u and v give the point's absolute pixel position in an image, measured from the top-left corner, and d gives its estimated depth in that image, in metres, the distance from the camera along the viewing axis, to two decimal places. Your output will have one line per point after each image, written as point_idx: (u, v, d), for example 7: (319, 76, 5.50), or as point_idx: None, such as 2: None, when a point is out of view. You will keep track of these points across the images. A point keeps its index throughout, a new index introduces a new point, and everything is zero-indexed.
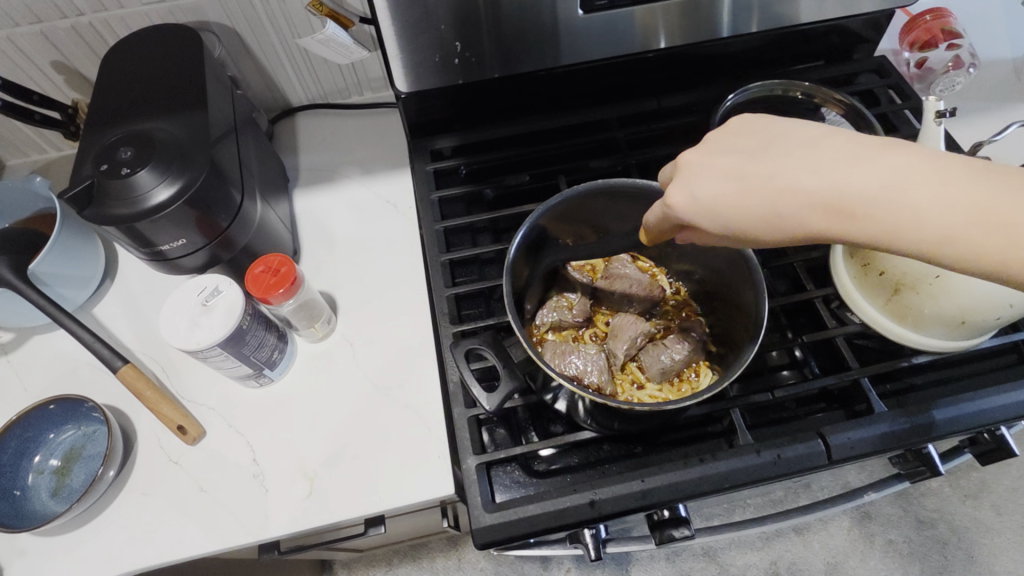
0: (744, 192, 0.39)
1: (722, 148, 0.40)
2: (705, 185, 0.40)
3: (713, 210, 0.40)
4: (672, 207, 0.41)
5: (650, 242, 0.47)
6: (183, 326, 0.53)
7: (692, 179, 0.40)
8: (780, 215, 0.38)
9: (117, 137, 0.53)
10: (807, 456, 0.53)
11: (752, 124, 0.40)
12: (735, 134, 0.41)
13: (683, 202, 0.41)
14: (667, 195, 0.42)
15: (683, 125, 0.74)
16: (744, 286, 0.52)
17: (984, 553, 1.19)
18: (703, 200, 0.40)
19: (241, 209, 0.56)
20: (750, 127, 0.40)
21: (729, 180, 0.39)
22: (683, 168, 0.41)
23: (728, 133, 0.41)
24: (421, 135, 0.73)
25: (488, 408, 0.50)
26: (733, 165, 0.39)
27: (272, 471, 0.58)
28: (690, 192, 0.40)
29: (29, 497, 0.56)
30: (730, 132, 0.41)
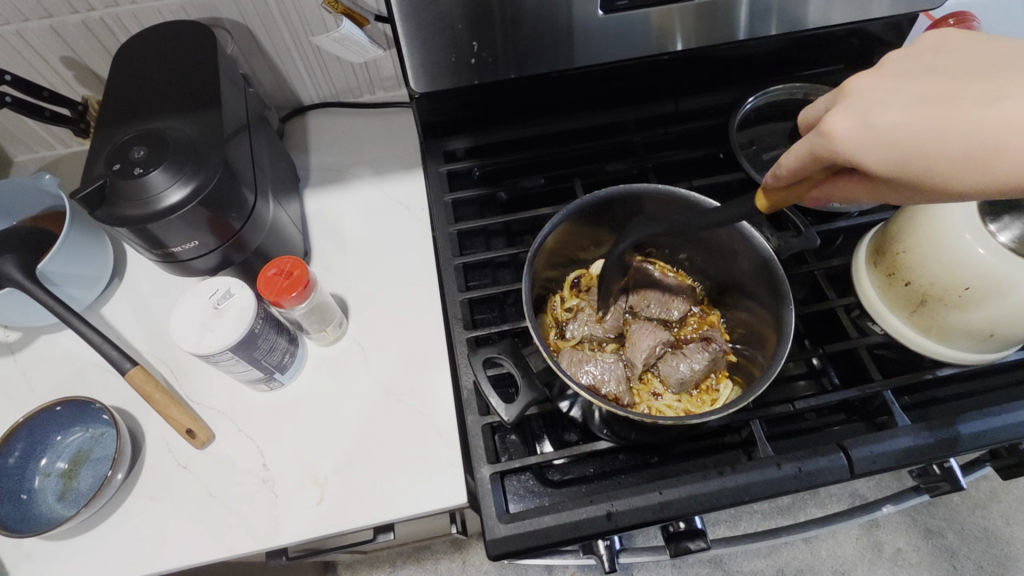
0: (938, 110, 0.33)
1: (915, 76, 0.36)
2: (883, 108, 0.35)
3: (892, 136, 0.34)
4: (829, 134, 0.37)
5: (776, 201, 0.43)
6: (194, 329, 0.52)
7: (869, 105, 0.36)
8: (979, 136, 0.31)
9: (129, 136, 0.52)
10: (828, 470, 0.51)
11: (965, 54, 0.35)
12: (926, 60, 0.37)
13: (847, 128, 0.36)
14: (827, 121, 0.37)
15: (700, 129, 0.73)
16: (768, 289, 0.52)
17: (994, 562, 1.17)
18: (878, 125, 0.35)
19: (254, 211, 0.55)
20: (962, 57, 0.35)
21: (921, 102, 0.34)
22: (853, 95, 0.37)
23: (922, 58, 0.37)
24: (434, 136, 0.72)
25: (504, 418, 0.49)
26: (923, 88, 0.35)
27: (282, 477, 0.57)
28: (862, 117, 0.36)
29: (35, 501, 0.55)
30: (917, 57, 0.37)
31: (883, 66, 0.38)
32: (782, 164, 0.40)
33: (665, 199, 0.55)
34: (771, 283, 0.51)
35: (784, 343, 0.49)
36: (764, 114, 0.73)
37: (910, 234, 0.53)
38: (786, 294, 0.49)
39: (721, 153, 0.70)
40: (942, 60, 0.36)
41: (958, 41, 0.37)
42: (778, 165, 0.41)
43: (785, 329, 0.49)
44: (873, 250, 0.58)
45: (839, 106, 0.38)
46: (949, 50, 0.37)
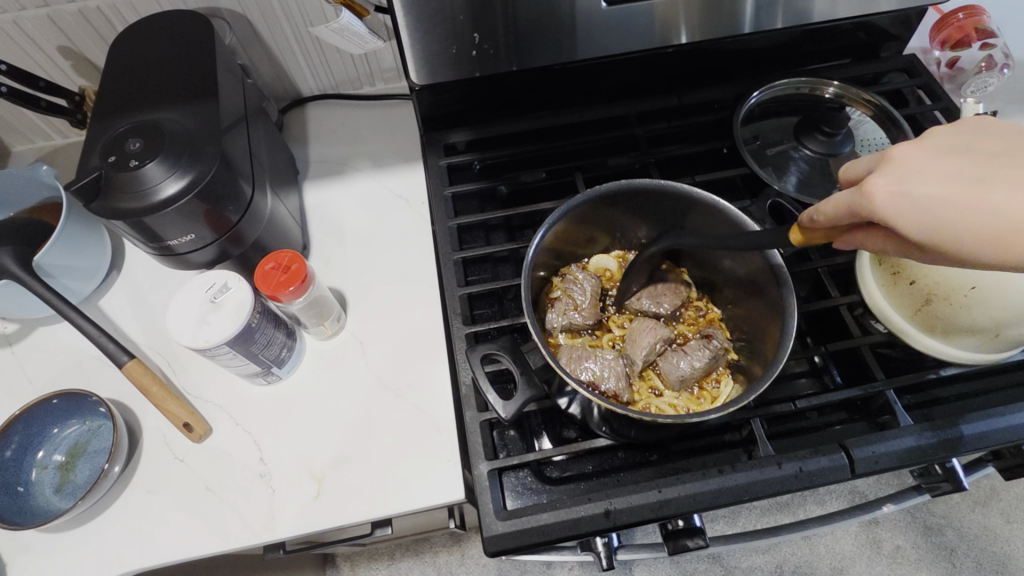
0: (973, 189, 0.34)
1: (950, 150, 0.36)
2: (924, 179, 0.35)
3: (927, 209, 0.35)
4: (867, 193, 0.36)
5: (805, 241, 0.42)
6: (191, 323, 0.52)
7: (909, 171, 0.36)
8: (1005, 218, 0.33)
9: (126, 128, 0.52)
10: (829, 470, 0.51)
11: (998, 136, 0.36)
12: (965, 136, 0.37)
13: (886, 192, 0.36)
14: (864, 182, 0.37)
15: (704, 123, 0.72)
16: (769, 286, 0.52)
17: (992, 561, 1.17)
18: (916, 194, 0.35)
19: (252, 203, 0.55)
20: (994, 139, 0.36)
21: (962, 178, 0.35)
22: (894, 160, 0.37)
23: (964, 134, 0.37)
24: (435, 129, 0.71)
25: (503, 416, 0.49)
26: (966, 164, 0.35)
27: (280, 471, 0.57)
28: (902, 184, 0.36)
29: (32, 493, 0.55)
30: (958, 133, 0.37)
31: (926, 137, 0.38)
32: (817, 213, 0.39)
33: (665, 195, 0.55)
34: (772, 280, 0.51)
35: (786, 340, 0.48)
36: (769, 109, 0.72)
37: None
38: (788, 290, 0.49)
39: (725, 148, 0.69)
40: (982, 140, 0.36)
41: (1001, 124, 0.37)
42: (812, 211, 0.40)
43: (787, 325, 0.49)
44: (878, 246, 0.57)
45: (879, 170, 0.37)
46: (993, 130, 0.37)
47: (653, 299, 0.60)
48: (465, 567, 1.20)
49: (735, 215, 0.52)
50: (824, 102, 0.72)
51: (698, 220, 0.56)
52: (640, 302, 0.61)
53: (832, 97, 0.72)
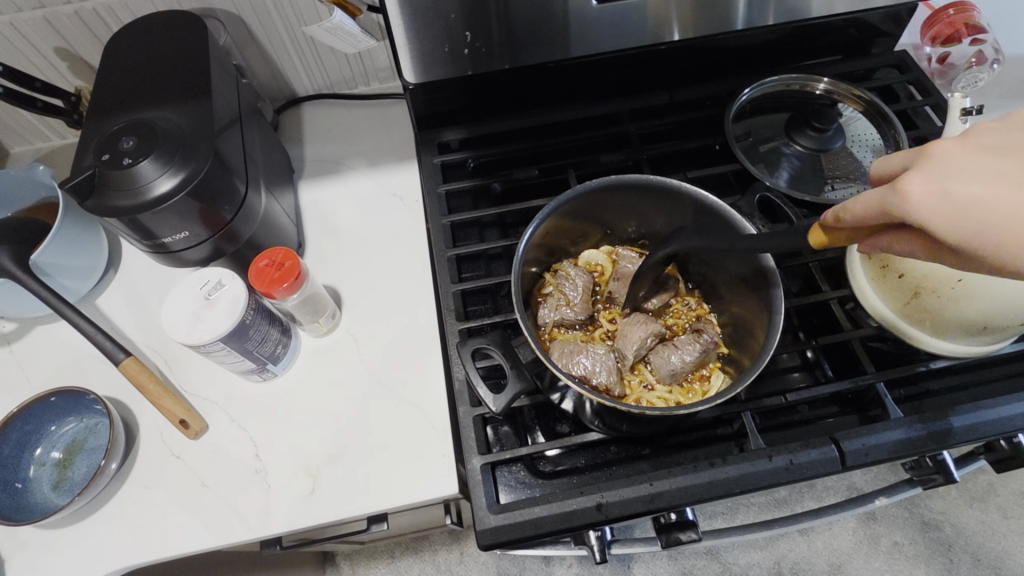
0: (1020, 194, 0.31)
1: (996, 150, 0.33)
2: (969, 180, 0.32)
3: (972, 211, 0.31)
4: (905, 192, 0.33)
5: (826, 238, 0.40)
6: (185, 319, 0.52)
7: (951, 170, 0.32)
8: None
9: (119, 126, 0.52)
10: (820, 462, 0.51)
11: None
12: (1011, 135, 0.34)
13: (926, 193, 0.32)
14: (902, 179, 0.34)
15: (696, 120, 0.72)
16: (758, 287, 0.52)
17: (990, 557, 1.17)
18: (959, 195, 0.32)
19: (246, 201, 0.55)
20: None
21: (1008, 182, 0.31)
22: (933, 157, 0.33)
23: (1009, 132, 0.34)
24: (429, 127, 0.72)
25: (494, 409, 0.49)
26: (1012, 166, 0.32)
27: (275, 467, 0.57)
28: (945, 185, 0.32)
29: (30, 489, 0.56)
30: (1004, 131, 0.34)
31: (969, 134, 0.34)
32: (846, 211, 0.37)
33: (657, 190, 0.55)
34: (762, 281, 0.51)
35: (773, 340, 0.49)
36: (760, 105, 0.72)
37: None
38: (777, 293, 0.49)
39: (717, 144, 0.70)
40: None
41: None
42: (842, 210, 0.37)
43: (774, 325, 0.49)
44: None
45: (918, 167, 0.34)
46: None
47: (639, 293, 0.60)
48: (464, 565, 1.21)
49: (724, 211, 0.52)
50: (815, 99, 0.72)
51: (689, 216, 0.56)
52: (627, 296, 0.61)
53: (823, 94, 0.72)
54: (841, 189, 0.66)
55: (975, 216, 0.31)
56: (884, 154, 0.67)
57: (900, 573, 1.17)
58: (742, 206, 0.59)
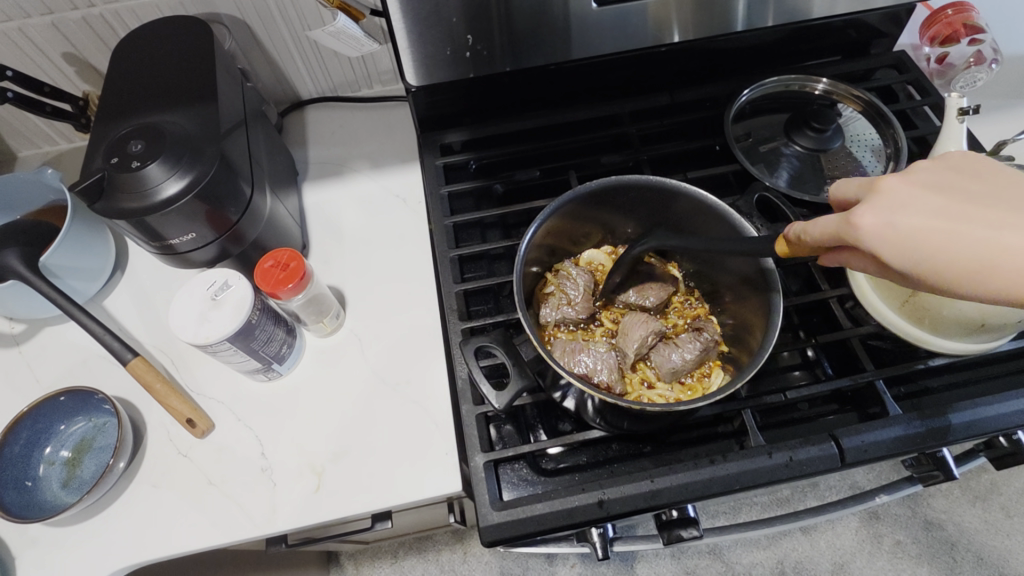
0: (952, 228, 0.33)
1: (937, 185, 0.35)
2: (910, 213, 0.34)
3: (911, 243, 0.34)
4: (852, 223, 0.35)
5: (788, 252, 0.41)
6: (193, 320, 0.53)
7: (895, 203, 0.35)
8: (982, 260, 0.32)
9: (128, 130, 0.53)
10: (819, 459, 0.52)
11: (983, 174, 0.35)
12: (951, 173, 0.36)
13: (872, 225, 0.35)
14: (850, 211, 0.36)
15: (697, 121, 0.73)
16: (758, 288, 0.52)
17: (994, 556, 1.17)
18: (901, 227, 0.34)
19: (251, 203, 0.56)
20: (978, 176, 0.35)
21: (945, 215, 0.34)
22: (880, 191, 0.36)
23: (948, 170, 0.36)
24: (431, 129, 0.72)
25: (496, 407, 0.50)
26: (950, 201, 0.34)
27: (280, 465, 0.58)
28: (888, 217, 0.35)
29: (40, 488, 0.57)
30: (944, 169, 0.36)
31: (913, 170, 0.37)
32: (806, 232, 0.39)
33: (658, 189, 0.55)
34: (762, 282, 0.51)
35: (771, 340, 0.49)
36: (760, 106, 0.72)
37: None
38: (776, 295, 0.50)
39: (717, 145, 0.70)
40: (968, 178, 0.35)
41: (984, 162, 0.36)
42: (803, 231, 0.39)
43: (772, 325, 0.50)
44: None
45: (866, 199, 0.36)
46: (977, 169, 0.36)
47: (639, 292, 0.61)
48: (467, 565, 1.21)
49: (725, 212, 0.53)
50: (815, 99, 0.73)
51: (690, 216, 0.57)
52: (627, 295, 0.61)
53: (822, 94, 0.73)
54: None
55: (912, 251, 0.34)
56: (883, 154, 0.68)
57: (903, 572, 1.17)
58: (741, 205, 0.59)
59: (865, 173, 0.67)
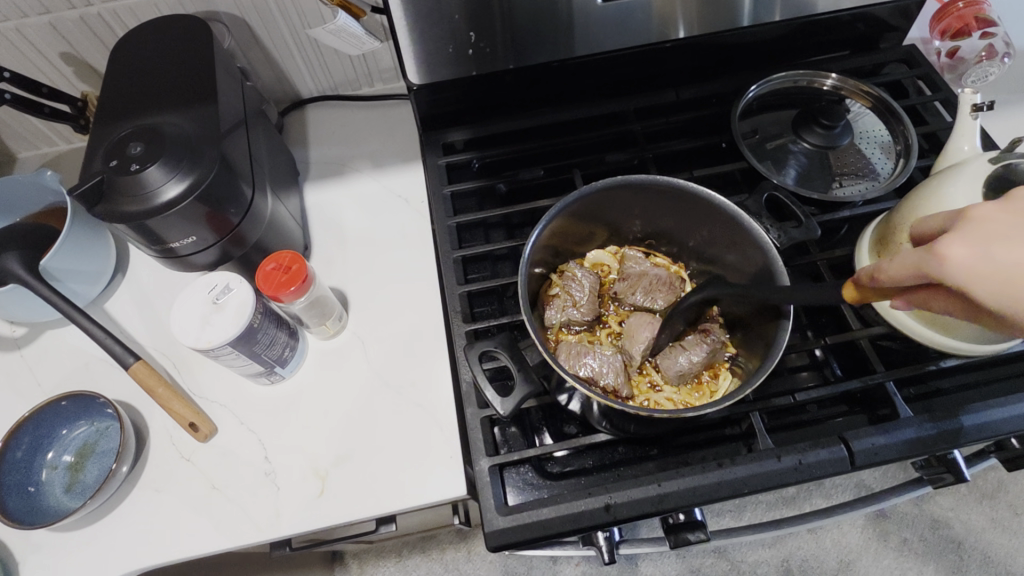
0: None
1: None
2: (1004, 246, 0.34)
3: (1006, 275, 0.33)
4: (941, 257, 0.35)
5: (852, 296, 0.42)
6: (194, 324, 0.52)
7: (988, 237, 0.35)
8: None
9: (127, 132, 0.52)
10: (829, 462, 0.51)
11: None
12: None
13: (961, 259, 0.35)
14: (937, 246, 0.36)
15: (703, 118, 0.72)
16: (767, 312, 0.51)
17: (1001, 554, 1.16)
18: (995, 260, 0.34)
19: (252, 205, 0.56)
20: None
21: None
22: (969, 224, 0.36)
23: None
24: (434, 128, 0.71)
25: (502, 412, 0.49)
26: None
27: (284, 469, 0.57)
28: (979, 251, 0.34)
29: (43, 493, 0.56)
30: None
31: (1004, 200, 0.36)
32: (880, 271, 0.39)
33: (666, 190, 0.54)
34: (772, 311, 0.50)
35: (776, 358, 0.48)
36: (768, 103, 0.71)
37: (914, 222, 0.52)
38: (784, 321, 0.49)
39: (723, 142, 0.69)
40: None
41: None
42: (875, 273, 0.39)
43: (777, 346, 0.49)
44: (874, 241, 0.57)
45: (954, 233, 0.36)
46: None
47: (645, 294, 0.60)
48: (472, 564, 1.21)
49: (736, 215, 0.52)
50: (824, 94, 0.72)
51: (698, 216, 0.56)
52: (634, 297, 0.61)
53: (831, 89, 0.71)
54: (848, 187, 0.65)
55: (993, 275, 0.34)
56: (892, 151, 0.67)
57: (910, 570, 1.16)
58: (749, 204, 0.58)
59: (875, 171, 0.66)
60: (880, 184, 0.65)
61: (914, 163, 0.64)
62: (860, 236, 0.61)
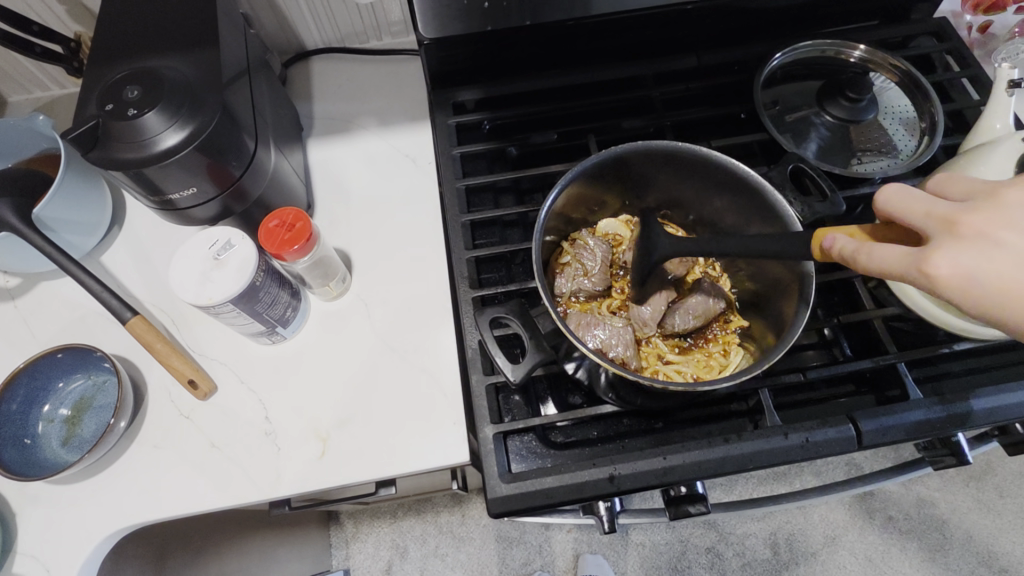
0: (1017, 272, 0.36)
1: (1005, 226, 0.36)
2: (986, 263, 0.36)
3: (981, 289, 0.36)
4: (933, 270, 0.36)
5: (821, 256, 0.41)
6: (194, 279, 0.51)
7: (971, 252, 0.36)
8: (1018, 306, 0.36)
9: (124, 75, 0.50)
10: (837, 441, 0.51)
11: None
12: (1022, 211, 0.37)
13: (949, 272, 0.36)
14: (928, 257, 0.36)
15: (724, 86, 0.69)
16: (791, 289, 0.50)
17: (983, 534, 1.19)
18: (980, 279, 0.35)
19: (254, 158, 0.53)
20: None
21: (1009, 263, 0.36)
22: (964, 234, 0.36)
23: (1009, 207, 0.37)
24: (443, 87, 0.69)
25: (511, 379, 0.48)
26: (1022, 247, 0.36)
27: (285, 430, 0.57)
28: (963, 268, 0.36)
29: (39, 445, 0.56)
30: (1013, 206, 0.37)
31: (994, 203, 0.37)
32: (864, 257, 0.38)
33: (688, 158, 0.52)
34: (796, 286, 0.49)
35: (801, 318, 0.47)
36: (791, 72, 0.69)
37: None
38: (807, 299, 0.48)
39: (743, 113, 0.67)
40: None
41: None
42: (856, 254, 0.38)
43: (801, 311, 0.48)
44: None
45: (947, 244, 0.36)
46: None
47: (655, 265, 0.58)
48: (465, 527, 1.23)
49: (762, 187, 0.50)
50: (850, 66, 0.69)
51: (720, 186, 0.54)
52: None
53: (857, 62, 0.69)
54: (869, 164, 0.64)
55: (999, 291, 0.36)
56: (916, 128, 0.65)
57: (893, 546, 1.19)
58: (773, 175, 0.56)
59: (897, 148, 0.64)
60: (901, 162, 0.63)
61: (939, 141, 0.62)
62: None
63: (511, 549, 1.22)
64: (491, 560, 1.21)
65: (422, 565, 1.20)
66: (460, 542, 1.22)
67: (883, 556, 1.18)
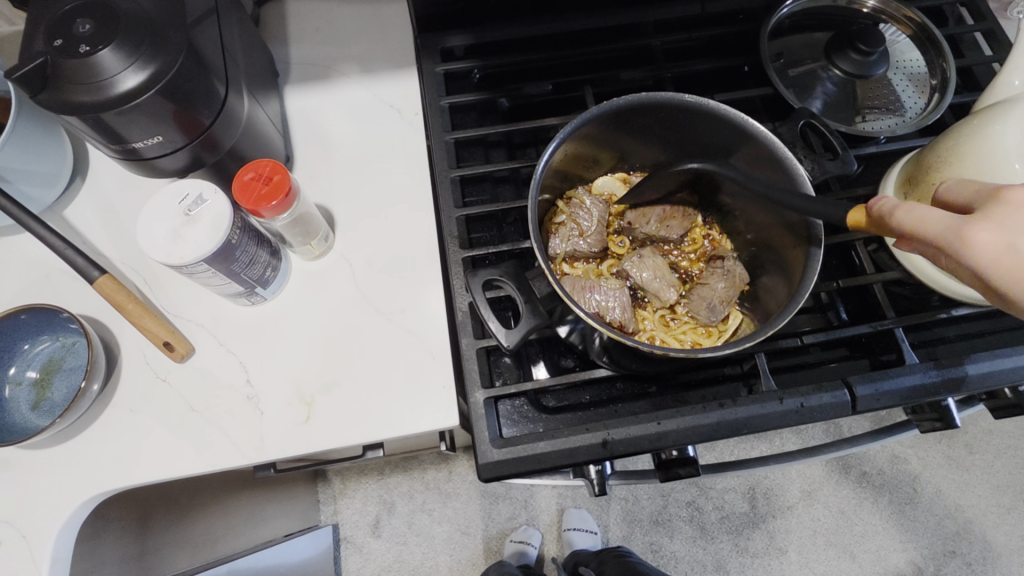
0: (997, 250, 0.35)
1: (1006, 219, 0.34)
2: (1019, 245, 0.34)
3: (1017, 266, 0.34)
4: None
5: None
6: (164, 236, 0.47)
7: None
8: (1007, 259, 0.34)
9: (75, 6, 0.45)
10: (831, 406, 0.50)
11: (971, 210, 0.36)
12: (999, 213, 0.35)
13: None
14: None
15: (729, 36, 0.65)
16: (798, 234, 0.48)
17: (951, 489, 1.23)
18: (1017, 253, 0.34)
19: (226, 105, 0.49)
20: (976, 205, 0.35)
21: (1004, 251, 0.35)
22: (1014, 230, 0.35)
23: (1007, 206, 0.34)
24: (430, 31, 0.64)
25: (506, 344, 0.46)
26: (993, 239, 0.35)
27: (267, 394, 0.55)
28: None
29: (8, 409, 0.53)
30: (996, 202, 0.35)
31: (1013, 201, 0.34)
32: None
33: (690, 111, 0.49)
34: (803, 231, 0.47)
35: (815, 255, 0.46)
36: (799, 23, 0.65)
37: (952, 163, 0.49)
38: (817, 244, 0.46)
39: (747, 65, 0.64)
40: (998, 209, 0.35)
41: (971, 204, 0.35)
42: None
43: (808, 275, 0.46)
44: (903, 181, 0.54)
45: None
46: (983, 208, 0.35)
47: (659, 222, 0.58)
48: (452, 483, 1.24)
49: (770, 141, 0.47)
50: (862, 17, 0.66)
51: (720, 139, 0.51)
52: (647, 225, 0.58)
53: (869, 12, 0.65)
54: (875, 123, 0.61)
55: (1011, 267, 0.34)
56: (925, 85, 0.62)
57: (865, 500, 1.23)
58: (782, 131, 0.54)
59: (903, 106, 0.62)
60: (908, 121, 0.61)
61: (949, 99, 0.60)
62: (886, 174, 0.58)
63: (497, 504, 1.24)
64: (478, 515, 1.23)
65: (409, 520, 1.22)
66: (446, 498, 1.23)
67: (855, 509, 1.23)
